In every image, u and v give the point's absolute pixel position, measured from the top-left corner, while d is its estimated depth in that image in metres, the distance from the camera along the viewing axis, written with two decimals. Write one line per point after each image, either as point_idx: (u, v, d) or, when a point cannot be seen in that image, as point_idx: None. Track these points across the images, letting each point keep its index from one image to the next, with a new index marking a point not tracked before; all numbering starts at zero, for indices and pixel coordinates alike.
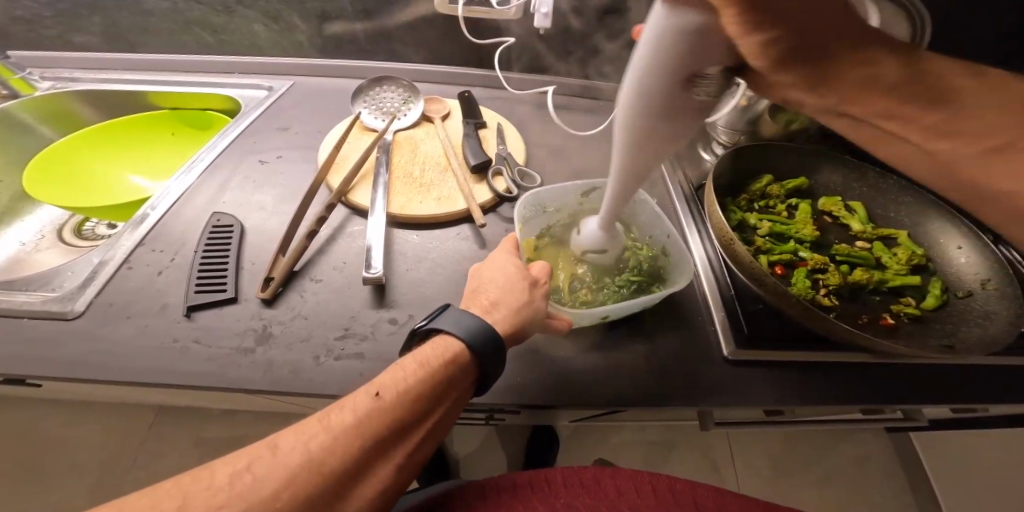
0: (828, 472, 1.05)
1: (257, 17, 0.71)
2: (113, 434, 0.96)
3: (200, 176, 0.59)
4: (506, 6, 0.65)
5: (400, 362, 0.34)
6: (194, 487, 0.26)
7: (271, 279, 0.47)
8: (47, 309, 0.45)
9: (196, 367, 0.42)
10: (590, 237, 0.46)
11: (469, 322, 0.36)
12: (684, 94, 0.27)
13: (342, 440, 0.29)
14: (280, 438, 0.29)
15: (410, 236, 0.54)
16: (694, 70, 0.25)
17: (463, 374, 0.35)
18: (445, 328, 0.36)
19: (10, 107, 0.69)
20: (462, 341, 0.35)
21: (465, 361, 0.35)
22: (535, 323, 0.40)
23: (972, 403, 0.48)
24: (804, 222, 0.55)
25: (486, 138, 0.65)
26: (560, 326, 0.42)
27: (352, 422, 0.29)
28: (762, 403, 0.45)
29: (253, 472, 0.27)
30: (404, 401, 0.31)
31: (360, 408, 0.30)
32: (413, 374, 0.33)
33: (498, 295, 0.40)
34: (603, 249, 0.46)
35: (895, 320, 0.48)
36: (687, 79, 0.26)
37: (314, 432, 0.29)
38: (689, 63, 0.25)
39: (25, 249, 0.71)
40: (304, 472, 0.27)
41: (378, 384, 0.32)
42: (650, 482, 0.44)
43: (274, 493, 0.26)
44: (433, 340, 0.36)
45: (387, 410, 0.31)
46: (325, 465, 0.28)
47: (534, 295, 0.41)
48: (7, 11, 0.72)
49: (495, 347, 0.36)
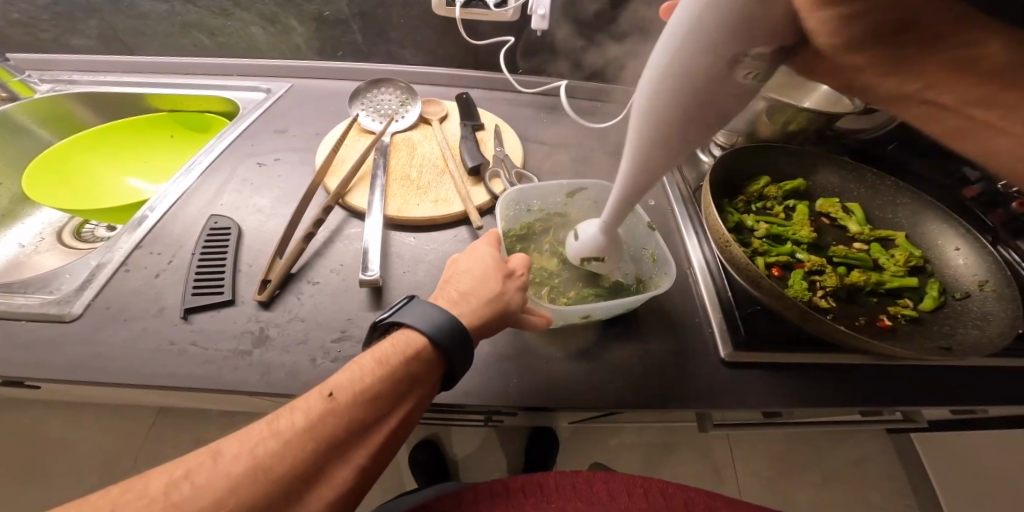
0: (827, 473, 1.05)
1: (256, 19, 0.72)
2: (113, 436, 0.96)
3: (198, 178, 0.59)
4: (504, 8, 0.65)
5: (357, 360, 0.34)
6: (128, 499, 0.25)
7: (268, 281, 0.47)
8: (44, 312, 0.45)
9: (192, 370, 0.42)
10: (590, 242, 0.43)
11: (436, 317, 0.36)
12: (726, 76, 0.25)
13: (292, 444, 0.29)
14: (223, 444, 0.28)
15: (407, 238, 0.54)
16: (739, 51, 0.24)
17: (425, 370, 0.35)
18: (406, 322, 0.36)
19: (10, 110, 0.69)
20: (425, 334, 0.35)
21: (426, 355, 0.35)
22: (506, 317, 0.40)
23: (970, 405, 0.48)
24: (801, 224, 0.55)
25: (483, 140, 0.65)
26: (538, 322, 0.42)
27: (302, 424, 0.29)
28: (759, 405, 0.45)
29: (192, 480, 0.26)
30: (360, 399, 0.31)
31: (312, 410, 0.30)
32: (370, 372, 0.33)
33: (468, 287, 0.40)
34: (599, 256, 0.44)
35: (892, 322, 0.48)
36: (731, 60, 0.25)
37: (261, 437, 0.29)
38: (734, 42, 0.24)
39: (25, 251, 0.71)
40: (250, 477, 0.27)
41: (332, 384, 0.32)
42: (642, 484, 0.44)
43: (217, 502, 0.26)
44: (393, 336, 0.36)
45: (340, 411, 0.31)
46: (274, 470, 0.28)
47: (506, 285, 0.40)
48: (5, 14, 0.72)
49: (460, 339, 0.36)
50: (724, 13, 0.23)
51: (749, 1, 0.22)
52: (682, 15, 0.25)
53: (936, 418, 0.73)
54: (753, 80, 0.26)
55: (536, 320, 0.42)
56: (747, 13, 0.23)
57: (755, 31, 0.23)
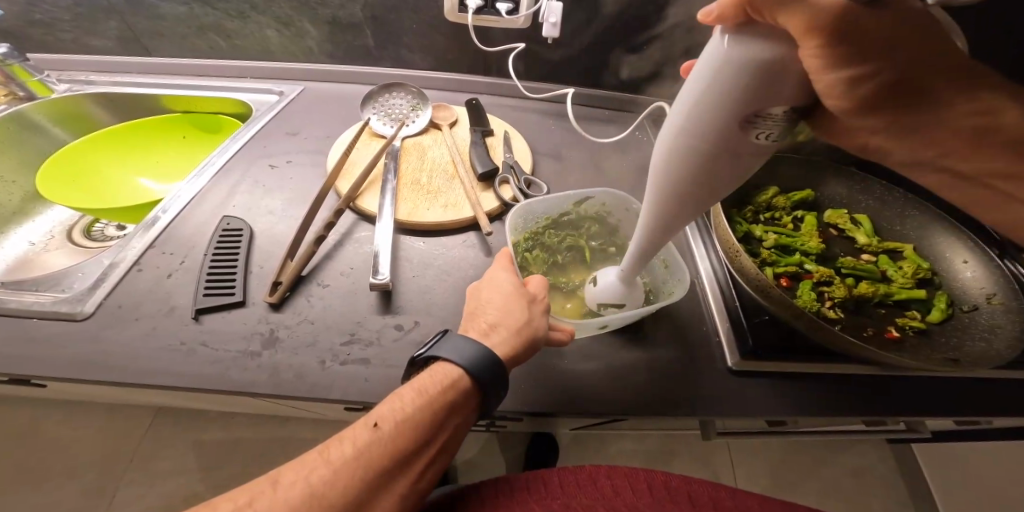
0: (829, 483, 1.04)
1: (271, 22, 0.73)
2: (113, 435, 0.96)
3: (210, 180, 0.60)
4: (516, 15, 0.66)
5: (399, 391, 0.34)
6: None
7: (279, 283, 0.48)
8: (57, 310, 0.45)
9: (202, 370, 0.42)
10: (610, 291, 0.44)
11: (469, 349, 0.36)
12: (739, 136, 0.24)
13: (342, 473, 0.29)
14: (281, 473, 0.29)
15: (416, 242, 0.55)
16: (755, 113, 0.23)
17: (464, 399, 0.35)
18: (442, 356, 0.36)
19: (26, 109, 0.70)
20: (462, 367, 0.35)
21: (465, 386, 0.35)
22: (535, 344, 0.39)
23: (977, 416, 0.48)
24: (809, 235, 0.56)
25: (492, 146, 0.66)
26: (562, 338, 0.42)
27: (350, 454, 0.30)
28: (766, 414, 0.45)
29: (255, 508, 0.27)
30: (404, 429, 0.32)
31: (359, 440, 0.31)
32: (412, 401, 0.33)
33: (497, 318, 0.40)
34: (618, 302, 0.45)
35: (900, 333, 0.48)
36: (743, 122, 0.23)
37: (314, 465, 0.29)
38: (752, 103, 0.22)
39: (35, 249, 0.71)
40: (306, 505, 0.27)
41: (377, 414, 0.32)
42: (645, 479, 0.44)
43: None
44: (432, 368, 0.36)
45: (386, 440, 0.31)
46: (327, 498, 0.28)
47: (532, 313, 0.40)
48: (26, 14, 0.73)
49: (494, 370, 0.36)
50: (729, 78, 0.22)
51: (763, 61, 0.21)
52: (695, 80, 0.24)
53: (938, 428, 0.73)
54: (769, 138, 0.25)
55: (563, 336, 0.43)
56: (760, 72, 0.21)
57: (775, 92, 0.22)
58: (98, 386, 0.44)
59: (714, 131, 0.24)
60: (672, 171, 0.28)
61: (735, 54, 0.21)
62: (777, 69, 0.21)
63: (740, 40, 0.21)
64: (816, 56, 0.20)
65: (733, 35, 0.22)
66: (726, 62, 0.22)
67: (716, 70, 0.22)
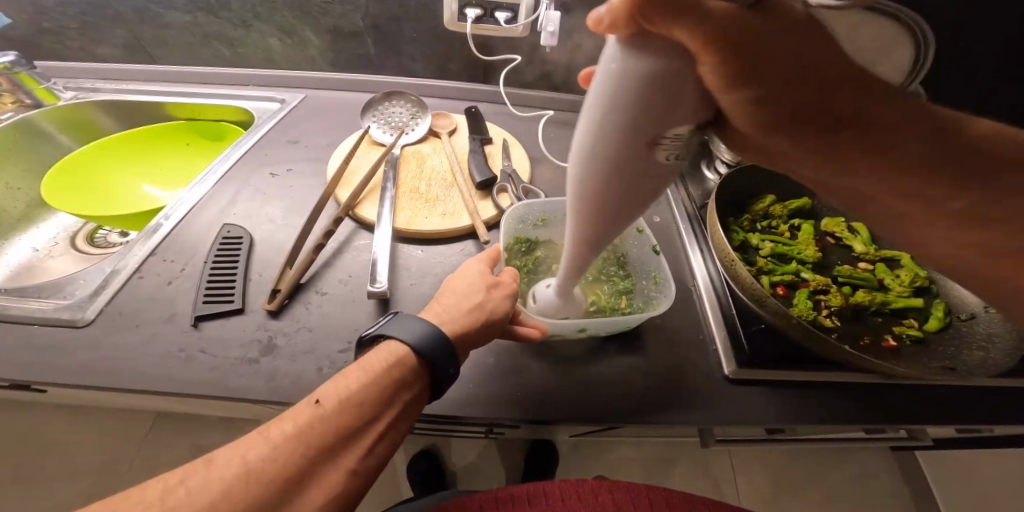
0: (834, 490, 1.03)
1: (274, 31, 0.73)
2: (113, 440, 0.97)
3: (212, 187, 0.61)
4: (515, 23, 0.66)
5: (345, 371, 0.34)
6: (127, 506, 0.25)
7: (278, 291, 0.48)
8: (58, 317, 0.46)
9: (199, 376, 0.42)
10: (548, 304, 0.44)
11: (420, 329, 0.37)
12: (646, 155, 0.24)
13: (281, 450, 0.29)
14: (218, 452, 0.29)
15: (415, 251, 0.55)
16: (656, 129, 0.23)
17: (413, 376, 0.35)
18: (391, 334, 0.36)
19: (34, 116, 0.72)
20: (409, 345, 0.36)
21: (412, 363, 0.36)
22: (494, 326, 0.40)
23: (976, 424, 0.48)
24: (806, 243, 0.56)
25: (491, 154, 0.66)
26: (529, 334, 0.43)
27: (290, 430, 0.30)
28: (767, 423, 0.44)
29: (186, 485, 0.26)
30: (347, 405, 0.32)
31: (300, 418, 0.30)
32: (357, 379, 0.33)
33: (455, 300, 0.41)
34: (561, 316, 0.45)
35: (897, 342, 0.48)
36: (649, 142, 0.23)
37: (253, 443, 0.29)
38: (655, 118, 0.22)
39: (38, 255, 0.72)
40: (241, 481, 0.27)
41: (320, 392, 0.32)
42: (648, 496, 0.44)
43: (209, 504, 0.25)
44: (379, 346, 0.36)
45: (329, 416, 0.31)
46: (266, 472, 0.27)
47: (490, 297, 0.42)
48: (35, 23, 0.75)
49: (445, 349, 0.36)
50: (626, 92, 0.21)
51: (653, 75, 0.20)
52: (595, 93, 0.23)
53: (943, 435, 0.72)
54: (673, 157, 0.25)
55: (531, 332, 0.44)
56: (654, 88, 0.21)
57: (674, 112, 0.22)
58: (97, 392, 0.45)
59: (619, 142, 0.23)
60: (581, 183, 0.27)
61: (633, 67, 0.21)
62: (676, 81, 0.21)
63: (636, 52, 0.20)
64: (710, 73, 0.21)
65: (627, 46, 0.21)
66: (626, 74, 0.21)
67: (615, 82, 0.21)
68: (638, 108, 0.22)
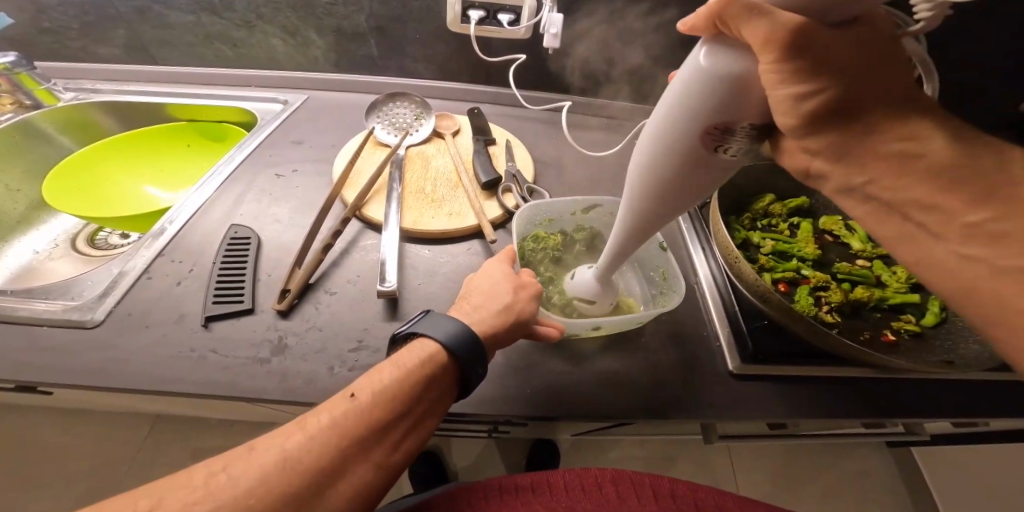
0: (832, 485, 1.05)
1: (277, 32, 0.74)
2: (112, 444, 0.96)
3: (218, 187, 0.61)
4: (518, 25, 0.67)
5: (378, 367, 0.35)
6: (170, 490, 0.26)
7: (288, 291, 0.49)
8: (67, 318, 0.46)
9: (211, 376, 0.43)
10: (585, 287, 0.46)
11: (448, 327, 0.37)
12: (705, 146, 0.26)
13: (318, 440, 0.29)
14: (255, 441, 0.29)
15: (422, 250, 0.56)
16: (727, 121, 0.25)
17: (441, 375, 0.36)
18: (423, 332, 0.37)
19: (34, 117, 0.71)
20: (440, 342, 0.36)
21: (442, 361, 0.36)
22: (520, 326, 0.41)
23: (973, 417, 0.49)
24: (806, 241, 0.57)
25: (495, 155, 0.67)
26: (551, 332, 0.44)
27: (326, 422, 0.30)
28: (770, 415, 0.46)
29: (225, 472, 0.27)
30: (379, 400, 0.32)
31: (336, 410, 0.31)
32: (390, 375, 0.34)
33: (481, 301, 0.42)
34: (591, 301, 0.46)
35: (896, 336, 0.50)
36: (708, 132, 0.25)
37: (290, 432, 0.29)
38: (716, 114, 0.24)
39: (39, 257, 0.72)
40: (278, 469, 0.27)
41: (355, 385, 0.33)
42: (652, 488, 0.44)
43: (248, 491, 0.26)
44: (411, 344, 0.37)
45: (362, 410, 0.31)
46: (302, 462, 0.28)
47: (517, 297, 0.42)
48: (34, 23, 0.74)
49: (472, 347, 0.37)
50: (709, 91, 0.24)
51: (729, 76, 0.23)
52: (674, 89, 0.26)
53: (939, 430, 0.74)
54: (729, 153, 0.27)
55: (551, 330, 0.44)
56: (727, 86, 0.23)
57: (739, 103, 0.24)
58: (106, 393, 0.45)
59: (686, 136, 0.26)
60: (644, 178, 0.30)
61: (711, 66, 0.23)
62: (750, 86, 0.24)
63: (715, 52, 0.24)
64: (772, 71, 0.22)
65: (709, 47, 0.24)
66: (705, 73, 0.24)
67: (695, 84, 0.24)
68: (711, 102, 0.24)
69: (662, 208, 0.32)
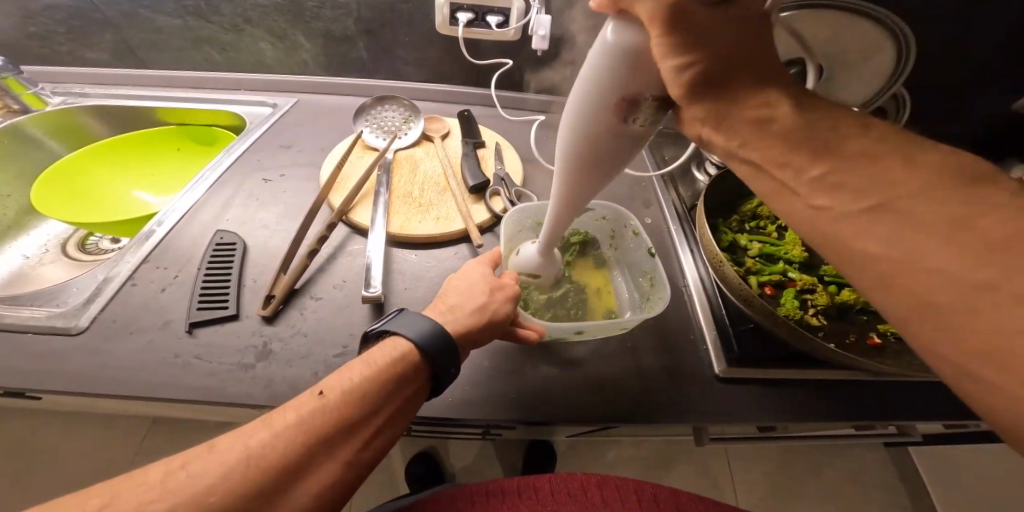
0: (829, 487, 1.05)
1: (266, 36, 0.73)
2: (105, 448, 0.96)
3: (205, 192, 0.61)
4: (506, 27, 0.67)
5: (350, 364, 0.35)
6: (127, 488, 0.26)
7: (273, 296, 0.48)
8: (51, 324, 0.46)
9: (196, 382, 0.43)
10: (528, 259, 0.47)
11: (420, 325, 0.37)
12: (617, 117, 0.29)
13: (283, 437, 0.29)
14: (219, 439, 0.29)
15: (409, 255, 0.56)
16: (635, 90, 0.28)
17: (414, 373, 0.36)
18: (395, 330, 0.37)
19: (22, 122, 0.71)
20: (412, 341, 0.36)
21: (415, 360, 0.36)
22: (496, 327, 0.41)
23: (962, 418, 0.49)
24: (793, 243, 0.57)
25: (484, 158, 0.67)
26: (528, 335, 0.44)
27: (293, 419, 0.30)
28: (757, 418, 0.45)
29: (186, 469, 0.27)
30: (348, 397, 0.32)
31: (304, 407, 0.31)
32: (361, 372, 0.34)
33: (457, 300, 0.42)
34: (535, 273, 0.48)
35: (882, 339, 0.50)
36: (619, 103, 0.28)
37: (256, 429, 0.29)
38: (620, 86, 0.27)
39: (29, 263, 0.72)
40: (241, 466, 0.27)
41: (325, 383, 0.33)
42: (636, 492, 0.44)
43: (207, 488, 0.26)
44: (384, 342, 0.37)
45: (330, 407, 0.31)
46: (265, 459, 0.28)
47: (494, 297, 0.42)
48: (22, 27, 0.74)
49: (443, 344, 0.37)
50: (615, 62, 0.27)
51: (630, 48, 0.26)
52: (588, 65, 0.29)
53: (933, 431, 0.74)
54: (641, 121, 0.30)
55: (530, 334, 0.44)
56: (625, 59, 0.26)
57: (638, 73, 0.27)
58: (91, 400, 0.45)
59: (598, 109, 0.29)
60: (571, 151, 0.33)
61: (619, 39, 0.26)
62: (646, 56, 0.26)
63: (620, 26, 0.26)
64: (659, 43, 0.25)
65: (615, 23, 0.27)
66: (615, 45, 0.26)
67: (606, 58, 0.27)
68: (619, 74, 0.27)
69: (590, 180, 0.35)
